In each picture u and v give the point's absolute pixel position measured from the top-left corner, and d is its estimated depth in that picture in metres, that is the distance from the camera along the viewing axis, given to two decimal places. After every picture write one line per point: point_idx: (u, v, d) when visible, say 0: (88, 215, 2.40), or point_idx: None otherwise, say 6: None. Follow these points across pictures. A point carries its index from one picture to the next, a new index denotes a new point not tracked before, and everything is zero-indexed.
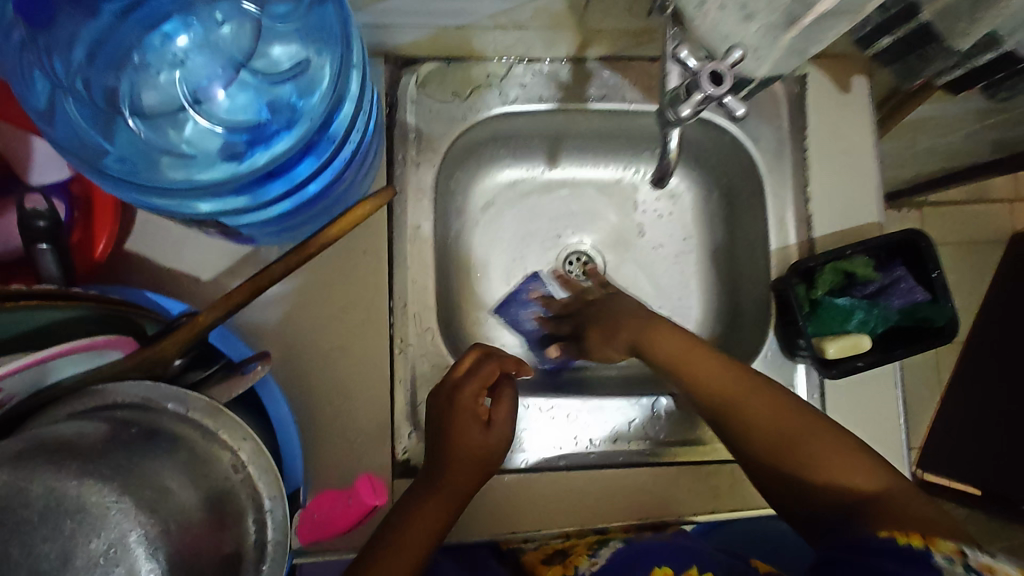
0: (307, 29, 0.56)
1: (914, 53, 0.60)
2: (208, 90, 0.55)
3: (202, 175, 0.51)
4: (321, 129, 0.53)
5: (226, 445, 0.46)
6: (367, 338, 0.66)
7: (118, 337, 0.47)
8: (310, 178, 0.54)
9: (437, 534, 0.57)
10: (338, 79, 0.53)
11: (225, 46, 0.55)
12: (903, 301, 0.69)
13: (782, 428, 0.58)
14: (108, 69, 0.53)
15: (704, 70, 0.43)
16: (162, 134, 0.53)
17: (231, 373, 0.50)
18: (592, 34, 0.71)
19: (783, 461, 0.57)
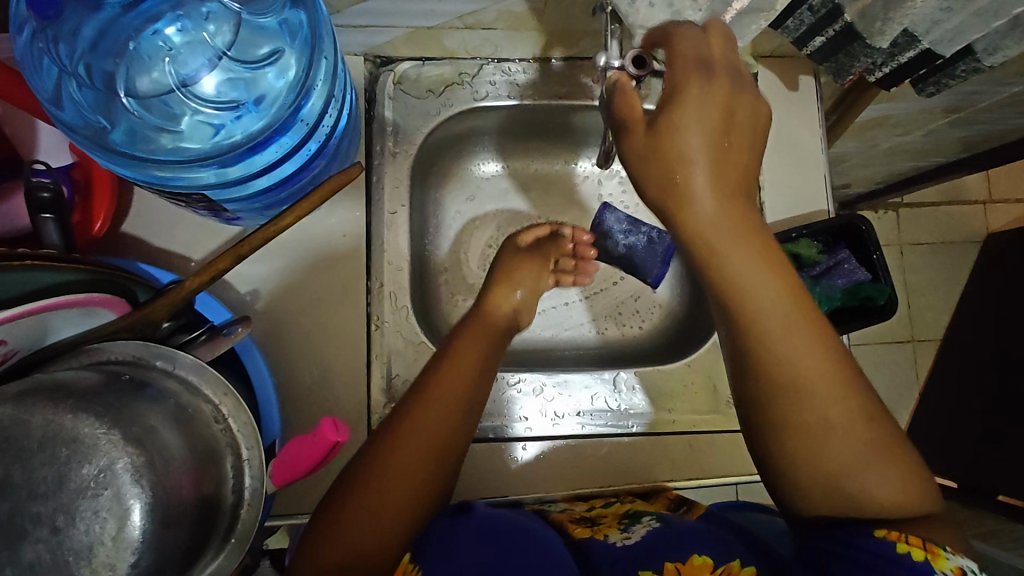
0: (286, 27, 0.62)
1: (844, 50, 0.66)
2: (195, 79, 0.60)
3: (195, 147, 0.59)
4: (295, 112, 0.60)
5: (208, 399, 0.51)
6: (346, 315, 0.72)
7: (112, 297, 0.52)
8: (284, 158, 0.63)
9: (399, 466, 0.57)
10: (311, 69, 0.60)
11: (210, 38, 0.59)
12: (846, 281, 0.74)
13: (763, 313, 0.52)
14: (107, 56, 0.58)
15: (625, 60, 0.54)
16: (157, 115, 0.60)
17: (214, 334, 0.55)
18: (556, 36, 0.76)
19: (786, 388, 0.51)
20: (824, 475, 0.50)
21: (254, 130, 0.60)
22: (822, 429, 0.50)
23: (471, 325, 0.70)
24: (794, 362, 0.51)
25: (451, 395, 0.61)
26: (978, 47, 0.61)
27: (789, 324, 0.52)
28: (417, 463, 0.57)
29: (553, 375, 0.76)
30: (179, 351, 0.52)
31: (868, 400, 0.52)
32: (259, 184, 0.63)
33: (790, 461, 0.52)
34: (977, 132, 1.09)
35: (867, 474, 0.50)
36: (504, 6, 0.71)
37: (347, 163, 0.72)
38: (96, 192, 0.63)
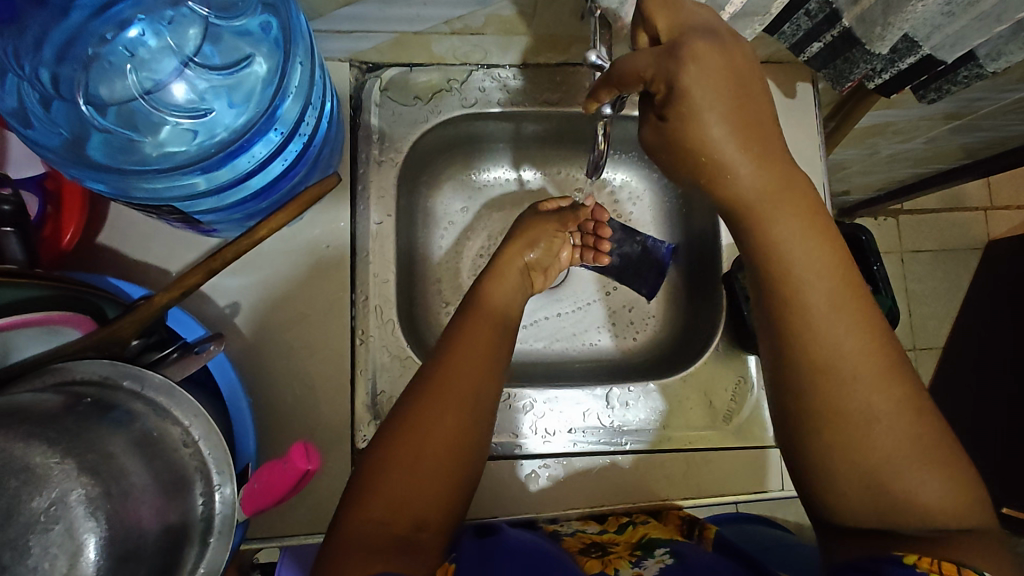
0: (257, 32, 0.60)
1: (842, 56, 0.64)
2: (162, 86, 0.59)
3: (166, 155, 0.57)
4: (269, 121, 0.58)
5: (177, 420, 0.48)
6: (329, 329, 0.69)
7: (74, 315, 0.50)
8: (261, 165, 0.60)
9: (428, 442, 0.56)
10: (284, 75, 0.58)
11: (177, 43, 0.59)
12: None
13: (807, 292, 0.51)
14: (74, 68, 0.56)
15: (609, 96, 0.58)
16: (127, 123, 0.58)
17: (185, 352, 0.53)
18: (546, 40, 0.74)
19: (829, 373, 0.49)
20: (863, 468, 0.48)
21: (228, 139, 0.58)
22: (866, 421, 0.48)
23: (472, 313, 0.66)
24: (834, 342, 0.50)
25: (463, 393, 0.59)
26: (980, 52, 0.59)
27: (834, 304, 0.50)
28: (436, 467, 0.55)
29: (542, 391, 0.73)
30: (148, 370, 0.49)
31: (910, 387, 0.50)
32: (234, 192, 0.60)
33: (829, 453, 0.49)
34: (979, 139, 1.07)
35: (907, 469, 0.47)
36: (492, 10, 0.69)
37: (329, 171, 0.70)
38: (69, 205, 0.61)
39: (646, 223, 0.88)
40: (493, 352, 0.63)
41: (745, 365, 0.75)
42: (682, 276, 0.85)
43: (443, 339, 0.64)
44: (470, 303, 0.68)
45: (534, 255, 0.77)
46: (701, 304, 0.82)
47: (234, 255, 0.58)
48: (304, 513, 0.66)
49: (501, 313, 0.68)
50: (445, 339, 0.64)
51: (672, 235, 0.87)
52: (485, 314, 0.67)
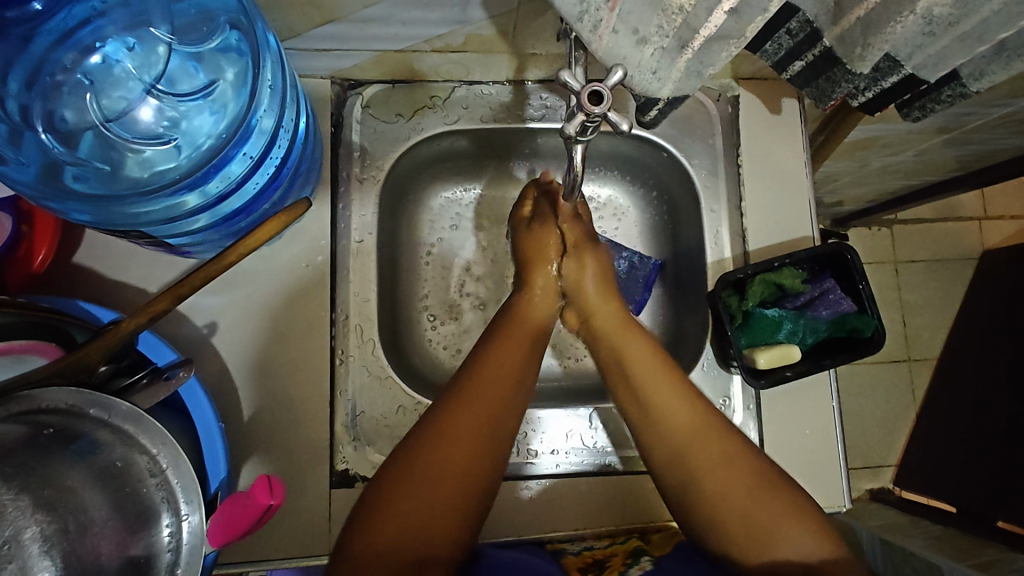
0: (223, 53, 0.59)
1: (824, 75, 0.63)
2: (128, 112, 0.59)
3: (140, 181, 0.57)
4: (236, 146, 0.57)
5: (143, 449, 0.47)
6: (310, 348, 0.68)
7: (36, 342, 0.50)
8: (235, 189, 0.59)
9: (442, 464, 0.53)
10: (253, 102, 0.57)
11: (139, 69, 0.58)
12: (831, 312, 0.70)
13: (645, 375, 0.62)
14: (41, 98, 0.56)
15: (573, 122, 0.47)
16: (96, 151, 0.58)
17: (155, 378, 0.51)
18: (528, 58, 0.73)
19: (682, 456, 0.58)
20: (754, 539, 0.54)
21: (195, 165, 0.57)
22: (726, 497, 0.55)
23: (511, 325, 0.67)
24: (672, 423, 0.59)
25: (491, 401, 0.57)
26: (963, 72, 0.58)
27: (664, 382, 0.61)
28: (450, 477, 0.53)
29: (524, 415, 0.72)
30: (114, 397, 0.48)
31: (746, 449, 0.57)
32: (216, 211, 0.60)
33: (724, 535, 0.55)
34: (971, 152, 1.06)
35: (793, 532, 0.53)
36: (471, 29, 0.67)
37: (303, 195, 0.69)
38: (40, 225, 0.61)
39: (633, 236, 0.86)
40: (527, 366, 0.63)
41: (731, 383, 0.73)
42: (669, 292, 0.84)
43: (480, 349, 0.63)
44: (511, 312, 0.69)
45: (558, 266, 0.73)
46: (687, 321, 0.80)
47: (205, 280, 0.57)
48: (281, 537, 0.65)
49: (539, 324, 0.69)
50: (479, 350, 0.63)
51: (659, 250, 0.86)
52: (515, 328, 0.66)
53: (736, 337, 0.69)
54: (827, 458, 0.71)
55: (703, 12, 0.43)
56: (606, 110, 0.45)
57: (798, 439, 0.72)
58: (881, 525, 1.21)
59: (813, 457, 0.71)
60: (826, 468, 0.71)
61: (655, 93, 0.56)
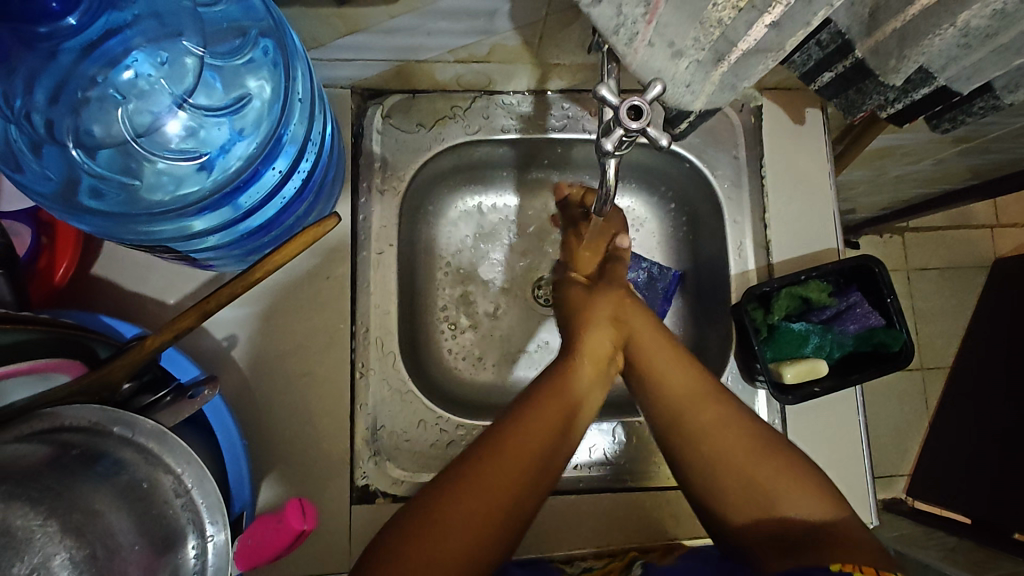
0: (254, 67, 0.58)
1: (855, 87, 0.62)
2: (155, 126, 0.58)
3: (164, 198, 0.57)
4: (264, 162, 0.57)
5: (168, 469, 0.46)
6: (329, 362, 0.67)
7: (63, 359, 0.49)
8: (260, 205, 0.58)
9: (472, 515, 0.49)
10: (282, 118, 0.57)
11: (169, 83, 0.57)
12: (858, 326, 0.69)
13: (649, 348, 0.63)
14: (68, 111, 0.55)
15: (609, 138, 0.46)
16: (121, 166, 0.57)
17: (179, 395, 0.50)
18: (550, 68, 0.72)
19: (681, 418, 0.59)
20: (752, 495, 0.55)
21: (221, 180, 0.57)
22: (722, 457, 0.56)
23: (556, 380, 0.60)
24: (669, 387, 0.60)
25: (522, 465, 0.53)
26: (997, 84, 0.58)
27: (665, 354, 0.62)
28: (467, 542, 0.48)
29: None
30: (138, 415, 0.47)
31: (742, 413, 0.59)
32: (231, 231, 0.59)
33: (718, 495, 0.56)
34: (989, 161, 1.06)
35: (790, 492, 0.54)
36: (497, 40, 0.67)
37: (326, 212, 0.68)
38: (63, 239, 0.60)
39: (653, 245, 0.86)
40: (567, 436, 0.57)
41: (755, 398, 0.72)
42: (688, 303, 0.83)
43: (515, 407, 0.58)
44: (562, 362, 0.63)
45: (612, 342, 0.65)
46: (707, 334, 0.79)
47: (228, 299, 0.56)
48: (299, 551, 0.64)
49: (586, 375, 0.62)
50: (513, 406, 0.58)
51: (679, 261, 0.85)
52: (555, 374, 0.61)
53: (761, 351, 0.68)
54: (854, 474, 0.70)
55: (742, 26, 0.43)
56: (645, 125, 0.45)
57: (824, 455, 0.71)
58: (895, 535, 1.19)
59: (840, 472, 0.70)
60: (853, 483, 0.70)
61: (687, 106, 0.55)
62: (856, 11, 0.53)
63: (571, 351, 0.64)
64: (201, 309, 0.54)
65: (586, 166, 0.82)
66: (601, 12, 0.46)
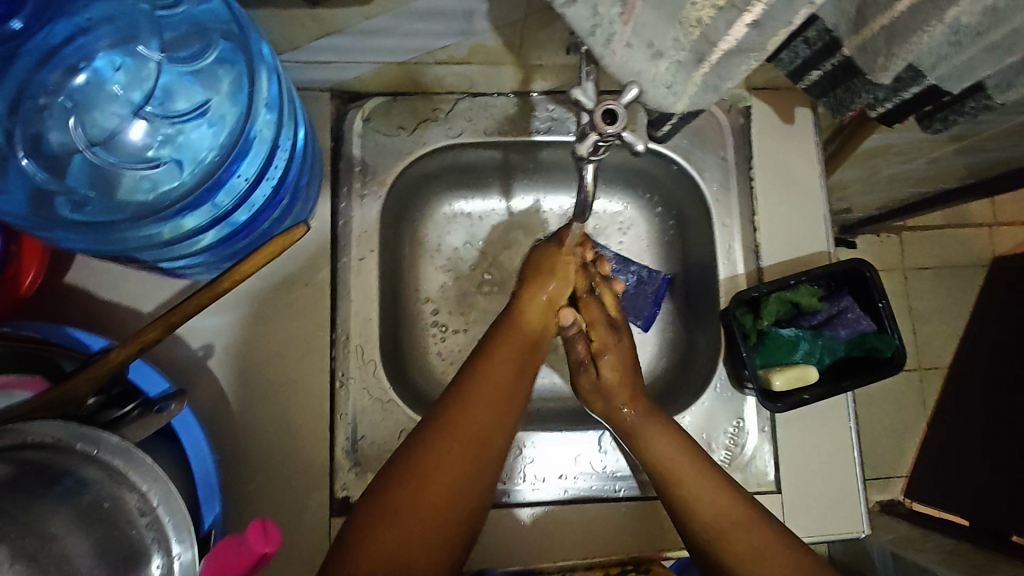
0: (214, 69, 0.56)
1: (843, 85, 0.61)
2: (115, 134, 0.56)
3: (126, 204, 0.55)
4: (230, 167, 0.56)
5: (133, 487, 0.45)
6: (308, 370, 0.66)
7: (23, 376, 0.48)
8: (233, 209, 0.57)
9: (433, 525, 0.52)
10: (247, 116, 0.55)
11: (125, 91, 0.56)
12: (850, 331, 0.67)
13: (682, 473, 0.61)
14: (25, 121, 0.53)
15: (586, 141, 0.45)
16: (82, 177, 0.55)
17: (146, 410, 0.49)
18: (535, 70, 0.71)
19: (723, 548, 0.57)
20: None
21: (188, 185, 0.55)
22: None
23: (501, 338, 0.64)
24: (706, 515, 0.58)
25: (477, 424, 0.57)
26: (989, 83, 0.56)
27: (700, 480, 0.60)
28: (442, 503, 0.53)
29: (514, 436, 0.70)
30: (104, 431, 0.46)
31: (785, 539, 0.56)
32: (220, 230, 0.58)
33: None
34: (985, 160, 1.04)
35: None
36: (475, 41, 0.64)
37: (301, 219, 0.67)
38: (26, 248, 0.58)
39: (641, 249, 0.84)
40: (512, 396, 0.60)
41: (745, 405, 0.71)
42: (677, 307, 0.81)
43: (468, 366, 0.62)
44: (502, 326, 0.65)
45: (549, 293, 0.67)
46: (697, 339, 0.78)
47: (195, 310, 0.54)
48: (277, 565, 0.62)
49: (531, 331, 0.66)
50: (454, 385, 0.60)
51: (668, 265, 0.83)
52: (496, 354, 0.62)
53: (751, 357, 0.67)
54: (847, 482, 0.68)
55: (722, 25, 0.42)
56: (621, 131, 0.43)
57: (815, 463, 0.69)
58: (893, 538, 1.17)
59: (831, 480, 0.69)
60: (844, 492, 0.68)
61: (669, 108, 0.53)
62: (842, 7, 0.52)
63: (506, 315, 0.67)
64: (168, 322, 0.53)
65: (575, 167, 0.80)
66: (576, 13, 0.44)
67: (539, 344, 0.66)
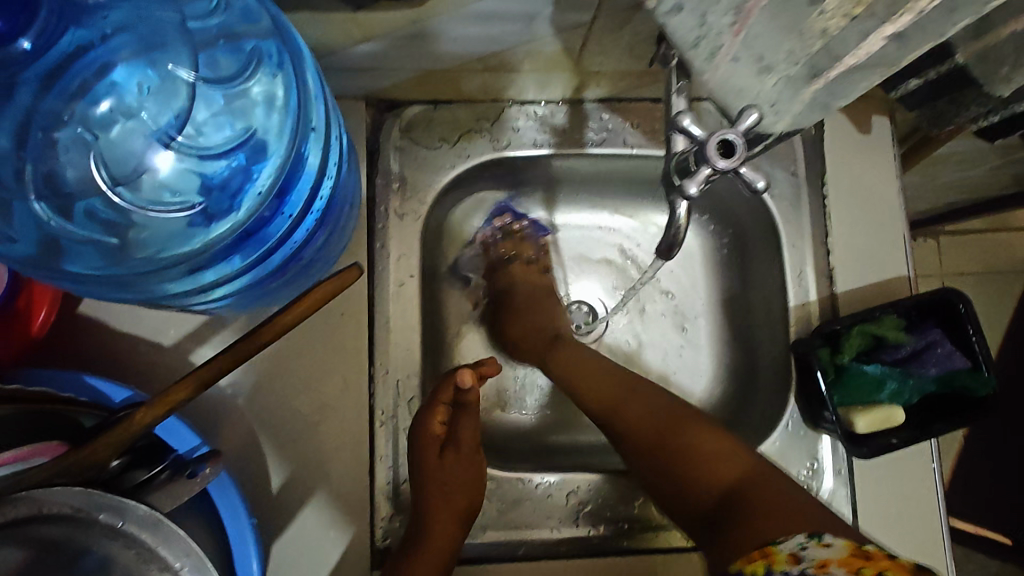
0: (253, 90, 0.51)
1: (948, 96, 0.53)
2: (137, 167, 0.50)
3: (154, 249, 0.49)
4: (277, 203, 0.50)
5: (164, 565, 0.39)
6: (346, 407, 0.60)
7: (45, 444, 0.43)
8: (276, 246, 0.52)
9: (458, 530, 0.58)
10: (296, 143, 0.50)
11: (151, 118, 0.50)
12: (939, 368, 0.61)
13: (588, 362, 0.64)
14: (34, 157, 0.48)
15: (697, 176, 0.38)
16: (104, 217, 0.49)
17: (175, 475, 0.43)
18: (590, 77, 0.65)
19: (606, 408, 0.61)
20: (680, 472, 0.56)
21: (228, 224, 0.50)
22: (632, 430, 0.59)
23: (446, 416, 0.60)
24: (590, 386, 0.62)
25: (467, 464, 0.60)
26: None
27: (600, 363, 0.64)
28: (446, 514, 0.58)
29: (567, 480, 0.63)
30: (130, 498, 0.40)
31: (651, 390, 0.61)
32: (248, 279, 0.52)
33: (654, 476, 0.57)
34: None
35: (717, 461, 0.55)
36: (532, 46, 0.58)
37: (343, 259, 0.62)
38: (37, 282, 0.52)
39: (695, 269, 0.78)
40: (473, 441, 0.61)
41: (818, 444, 0.65)
42: (736, 331, 0.75)
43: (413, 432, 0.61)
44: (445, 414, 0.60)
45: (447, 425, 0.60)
46: (760, 367, 0.72)
47: (226, 368, 0.51)
48: None
49: (464, 420, 0.60)
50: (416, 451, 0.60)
51: (725, 286, 0.77)
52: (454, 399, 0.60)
53: (830, 396, 0.61)
54: (931, 531, 0.63)
55: (853, 37, 0.35)
56: (737, 164, 0.38)
57: (897, 508, 0.63)
58: None
59: (914, 527, 0.63)
60: (928, 539, 0.63)
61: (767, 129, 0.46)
62: None
63: (432, 405, 0.60)
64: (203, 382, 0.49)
65: (626, 181, 0.74)
66: (679, 23, 0.37)
67: (465, 435, 0.61)
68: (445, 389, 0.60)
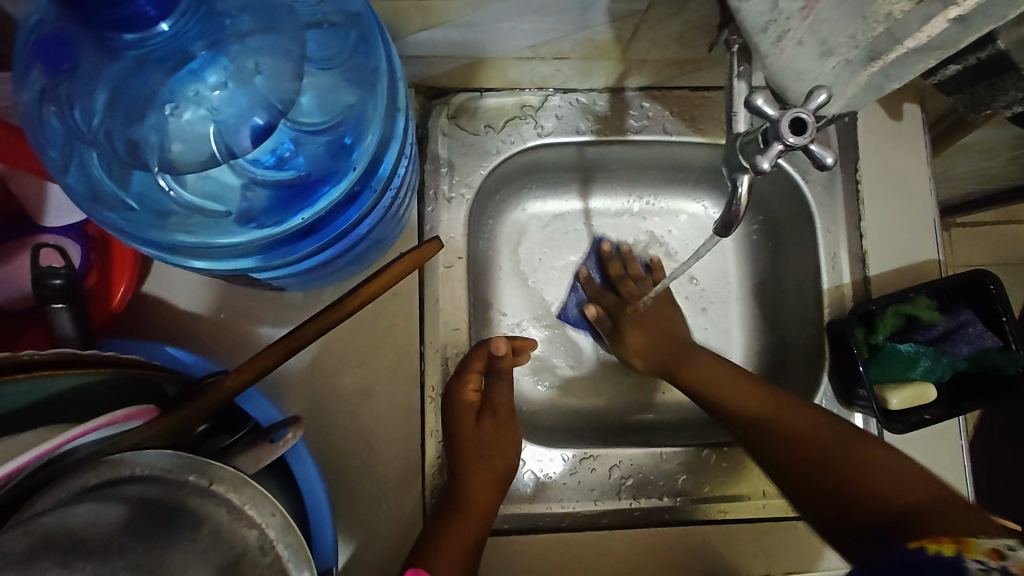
0: (350, 73, 0.53)
1: (987, 82, 0.55)
2: (241, 143, 0.50)
3: (238, 222, 0.51)
4: (365, 181, 0.52)
5: (253, 522, 0.40)
6: (397, 383, 0.62)
7: (139, 407, 0.45)
8: (352, 225, 0.54)
9: (492, 504, 0.60)
10: (382, 125, 0.52)
11: (261, 90, 0.49)
12: (971, 347, 0.63)
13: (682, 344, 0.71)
14: (134, 120, 0.48)
15: (771, 149, 0.41)
16: (203, 189, 0.51)
17: (259, 440, 0.45)
18: (633, 66, 0.66)
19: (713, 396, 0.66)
20: (841, 476, 0.57)
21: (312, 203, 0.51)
22: (751, 414, 0.63)
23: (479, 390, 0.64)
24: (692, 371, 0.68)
25: (502, 441, 0.63)
26: None
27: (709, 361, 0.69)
28: (481, 488, 0.60)
29: (610, 454, 0.66)
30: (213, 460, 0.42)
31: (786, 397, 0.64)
32: (320, 254, 0.54)
33: (813, 478, 0.58)
34: None
35: (879, 471, 0.56)
36: (585, 36, 0.60)
37: (411, 239, 0.65)
38: (118, 257, 0.56)
39: (725, 254, 0.80)
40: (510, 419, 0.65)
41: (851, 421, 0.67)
42: (767, 315, 0.78)
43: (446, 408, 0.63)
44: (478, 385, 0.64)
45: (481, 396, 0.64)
46: (792, 349, 0.74)
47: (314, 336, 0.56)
48: None
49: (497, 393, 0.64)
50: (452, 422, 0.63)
51: (756, 272, 0.79)
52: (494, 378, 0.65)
53: (865, 373, 0.64)
54: None
55: (915, 21, 0.37)
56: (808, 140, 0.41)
57: None
58: None
59: None
60: None
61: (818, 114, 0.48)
62: None
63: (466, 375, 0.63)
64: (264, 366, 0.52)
65: (662, 168, 0.76)
66: (754, 7, 0.43)
67: (499, 409, 0.65)
68: (478, 357, 0.64)
